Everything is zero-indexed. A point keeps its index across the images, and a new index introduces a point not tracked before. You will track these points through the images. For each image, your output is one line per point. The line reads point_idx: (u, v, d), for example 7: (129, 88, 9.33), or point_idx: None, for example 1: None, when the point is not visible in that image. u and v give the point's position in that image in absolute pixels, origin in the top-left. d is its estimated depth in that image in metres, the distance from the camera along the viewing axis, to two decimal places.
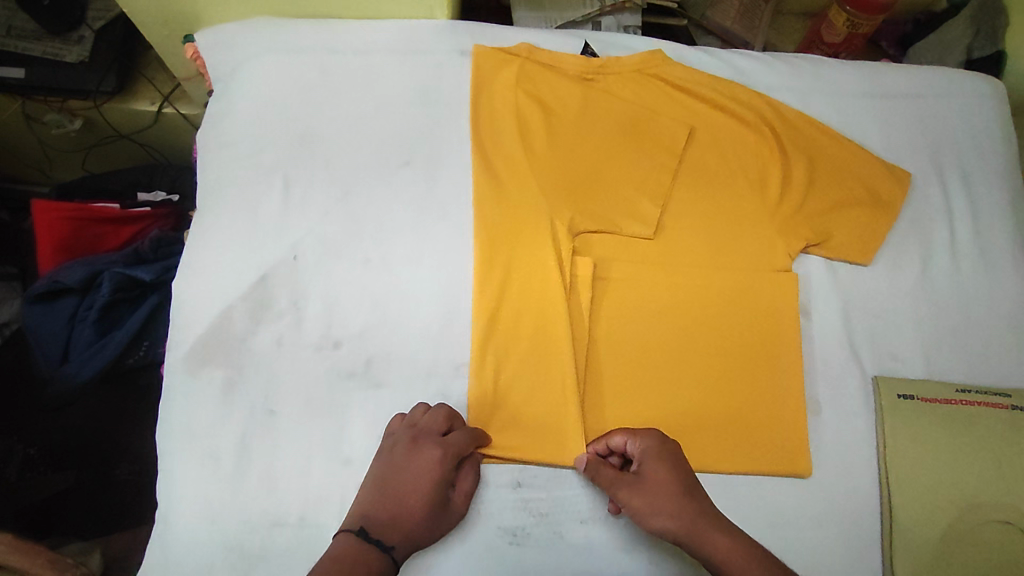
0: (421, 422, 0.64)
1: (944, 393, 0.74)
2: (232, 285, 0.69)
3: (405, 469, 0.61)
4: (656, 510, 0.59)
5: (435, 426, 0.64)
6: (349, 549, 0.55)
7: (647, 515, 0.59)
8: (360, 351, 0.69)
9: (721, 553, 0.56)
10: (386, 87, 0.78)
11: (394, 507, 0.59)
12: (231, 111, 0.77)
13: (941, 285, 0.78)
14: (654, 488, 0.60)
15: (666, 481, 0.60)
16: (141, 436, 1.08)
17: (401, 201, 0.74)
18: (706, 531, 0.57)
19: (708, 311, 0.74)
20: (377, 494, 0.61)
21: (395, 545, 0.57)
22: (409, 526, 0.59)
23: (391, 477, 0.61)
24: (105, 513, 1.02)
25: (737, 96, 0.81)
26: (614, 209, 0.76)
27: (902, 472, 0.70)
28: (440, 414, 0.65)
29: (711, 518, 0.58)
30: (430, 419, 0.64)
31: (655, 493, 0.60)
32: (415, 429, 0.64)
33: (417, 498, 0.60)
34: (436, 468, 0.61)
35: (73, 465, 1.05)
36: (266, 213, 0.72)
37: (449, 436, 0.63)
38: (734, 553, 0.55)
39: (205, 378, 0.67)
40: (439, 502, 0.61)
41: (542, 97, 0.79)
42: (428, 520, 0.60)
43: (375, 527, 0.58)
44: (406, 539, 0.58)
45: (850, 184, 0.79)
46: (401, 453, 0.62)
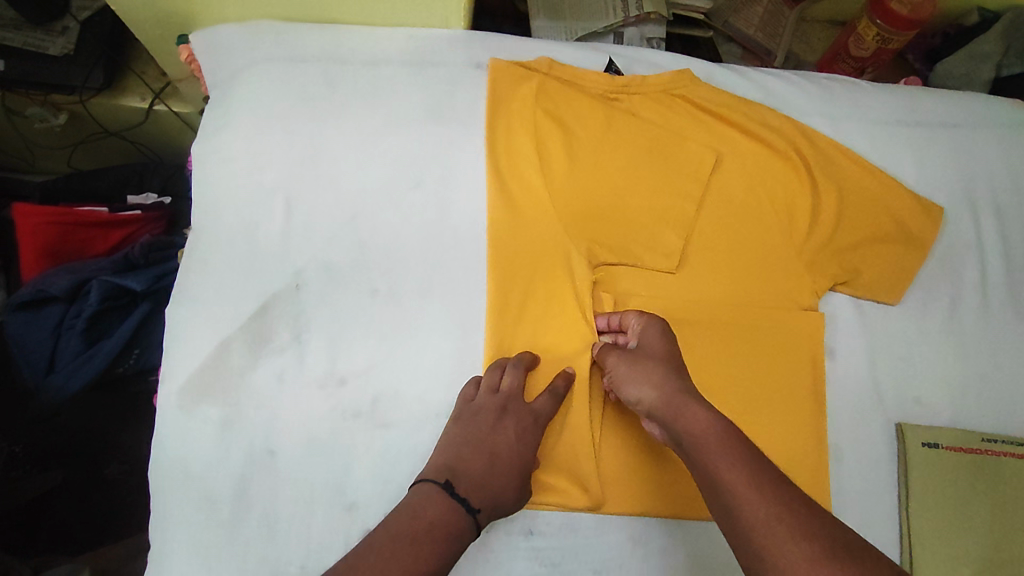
0: (502, 386, 0.64)
1: (969, 441, 0.71)
2: (231, 315, 0.65)
3: (494, 433, 0.61)
4: (641, 379, 0.58)
5: (518, 389, 0.64)
6: (435, 503, 0.55)
7: (630, 383, 0.59)
8: (366, 388, 0.65)
9: (694, 427, 0.53)
10: (397, 100, 0.73)
11: (483, 468, 0.59)
12: (230, 122, 0.72)
13: (970, 325, 0.76)
14: (648, 359, 0.60)
15: (662, 357, 0.59)
16: (132, 436, 1.00)
17: (412, 226, 0.70)
18: (687, 405, 0.54)
19: (730, 349, 0.71)
20: (458, 451, 0.61)
21: (481, 507, 0.57)
22: (499, 489, 0.59)
23: (478, 437, 0.61)
24: (96, 515, 0.96)
25: (768, 121, 0.77)
26: (636, 240, 0.72)
27: (924, 524, 0.68)
28: (519, 375, 0.64)
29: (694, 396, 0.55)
30: (513, 381, 0.64)
31: (646, 363, 0.59)
32: (501, 394, 0.63)
33: (507, 461, 0.61)
34: (525, 433, 0.63)
35: (60, 465, 0.96)
36: (267, 236, 0.68)
37: (536, 403, 0.64)
38: (705, 429, 0.52)
39: (201, 416, 0.63)
40: (527, 469, 0.62)
41: (562, 115, 0.74)
42: (517, 485, 0.61)
43: (462, 485, 0.58)
44: (491, 502, 0.58)
45: (883, 218, 0.75)
46: (489, 417, 0.62)
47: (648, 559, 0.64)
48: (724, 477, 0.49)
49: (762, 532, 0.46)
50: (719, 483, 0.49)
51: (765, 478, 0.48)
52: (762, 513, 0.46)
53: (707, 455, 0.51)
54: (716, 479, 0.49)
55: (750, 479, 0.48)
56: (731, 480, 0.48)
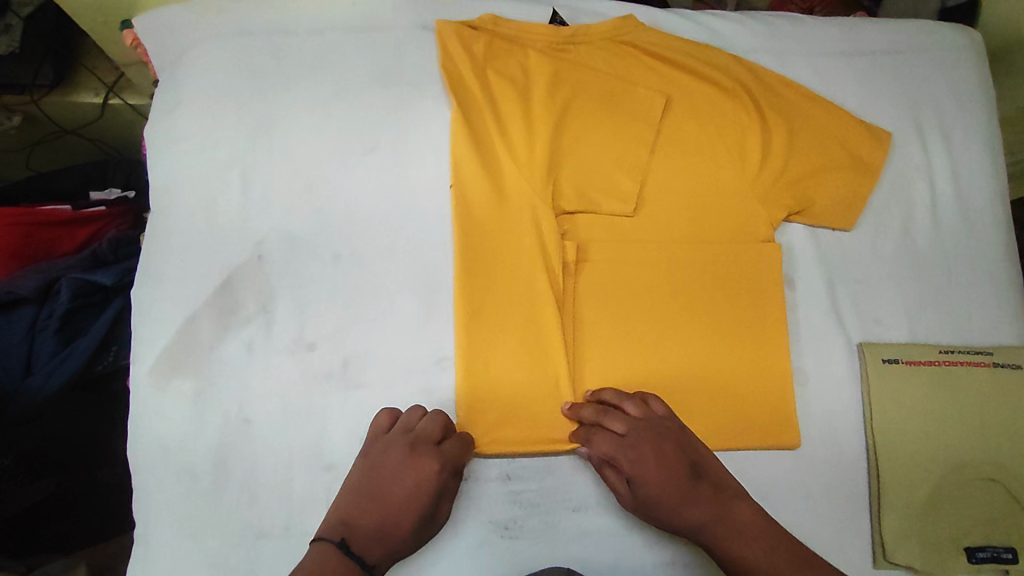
0: (417, 427, 0.62)
1: (928, 354, 0.74)
2: (195, 290, 0.66)
3: (397, 480, 0.59)
4: (661, 500, 0.61)
5: (433, 433, 0.62)
6: (330, 561, 0.53)
7: (649, 493, 0.61)
8: (336, 352, 0.66)
9: (745, 560, 0.57)
10: (345, 67, 0.73)
11: (383, 520, 0.57)
12: (178, 101, 0.72)
13: (922, 244, 0.78)
14: (663, 478, 0.61)
15: (664, 508, 0.61)
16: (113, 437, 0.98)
17: (370, 190, 0.70)
18: (727, 529, 0.59)
19: (693, 289, 0.73)
20: (360, 502, 0.58)
21: (377, 562, 0.55)
22: (391, 543, 0.57)
23: (383, 488, 0.59)
24: (88, 519, 0.95)
25: (715, 62, 0.79)
26: (594, 187, 0.73)
27: (888, 438, 0.71)
28: (438, 420, 0.63)
29: (728, 523, 0.59)
30: (430, 425, 0.62)
31: (664, 477, 0.61)
32: (412, 434, 0.61)
33: (405, 511, 0.58)
34: (428, 483, 0.59)
35: (49, 474, 0.93)
36: (225, 211, 0.68)
37: (445, 446, 0.61)
38: (754, 558, 0.57)
39: (174, 391, 0.64)
40: (424, 516, 0.59)
41: (511, 70, 0.75)
42: (415, 534, 0.59)
43: (357, 539, 0.55)
44: (388, 554, 0.57)
45: (830, 145, 0.77)
46: (396, 457, 0.60)
47: None
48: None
49: None
50: None
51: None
52: None
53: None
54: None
55: None
56: None
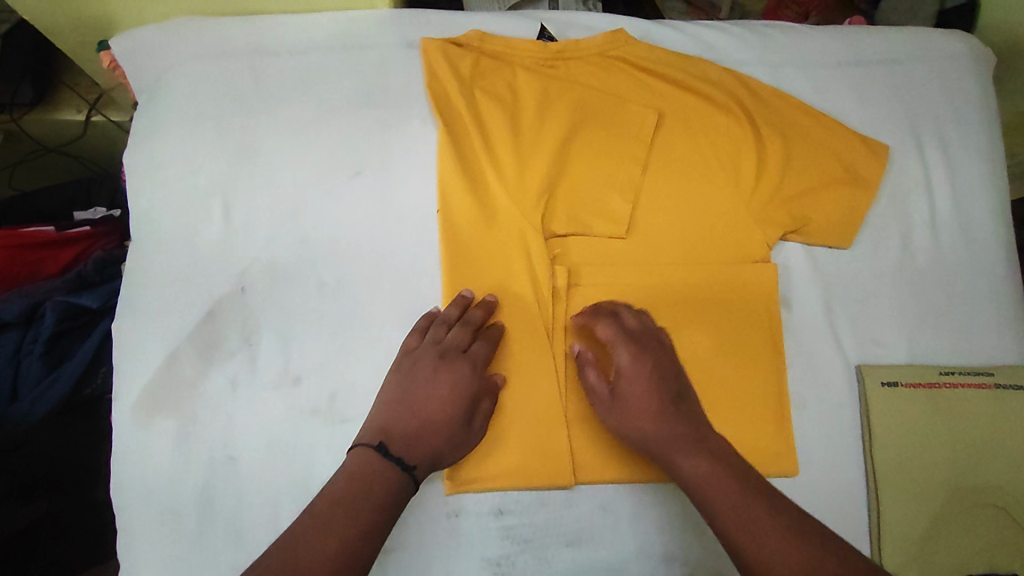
0: (446, 338, 0.63)
1: (927, 376, 0.72)
2: (177, 324, 0.64)
3: (429, 384, 0.60)
4: (639, 401, 0.60)
5: (461, 341, 0.63)
6: (370, 467, 0.54)
7: (630, 391, 0.61)
8: (323, 384, 0.64)
9: (700, 470, 0.55)
10: (328, 87, 0.71)
11: (419, 423, 0.58)
12: (157, 127, 0.70)
13: (922, 262, 0.76)
14: (643, 378, 0.61)
15: (641, 398, 0.60)
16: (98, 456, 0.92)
17: (355, 216, 0.68)
18: (696, 443, 0.57)
19: (687, 309, 0.71)
20: (394, 411, 0.59)
21: (417, 464, 0.56)
22: (431, 445, 0.58)
23: (416, 394, 0.60)
24: (79, 539, 0.91)
25: (708, 75, 0.76)
26: (584, 207, 0.72)
27: (889, 465, 0.70)
28: (466, 328, 0.63)
29: (698, 438, 0.57)
30: (459, 333, 0.63)
31: (648, 376, 0.61)
32: (440, 344, 0.62)
33: (440, 414, 0.59)
34: (461, 385, 0.60)
35: (44, 493, 0.85)
36: (206, 241, 0.67)
37: (474, 350, 0.63)
38: (707, 471, 0.55)
39: (158, 428, 0.63)
40: (463, 418, 0.60)
41: (499, 89, 0.73)
42: (454, 436, 0.59)
43: (396, 444, 0.56)
44: (428, 459, 0.57)
45: (827, 161, 0.75)
46: (424, 373, 0.61)
47: (621, 523, 0.65)
48: (748, 501, 0.52)
49: (775, 554, 0.48)
50: (743, 497, 0.52)
51: (782, 507, 0.51)
52: (773, 546, 0.48)
53: (714, 507, 0.53)
54: (725, 499, 0.52)
55: (776, 517, 0.50)
56: (754, 510, 0.51)
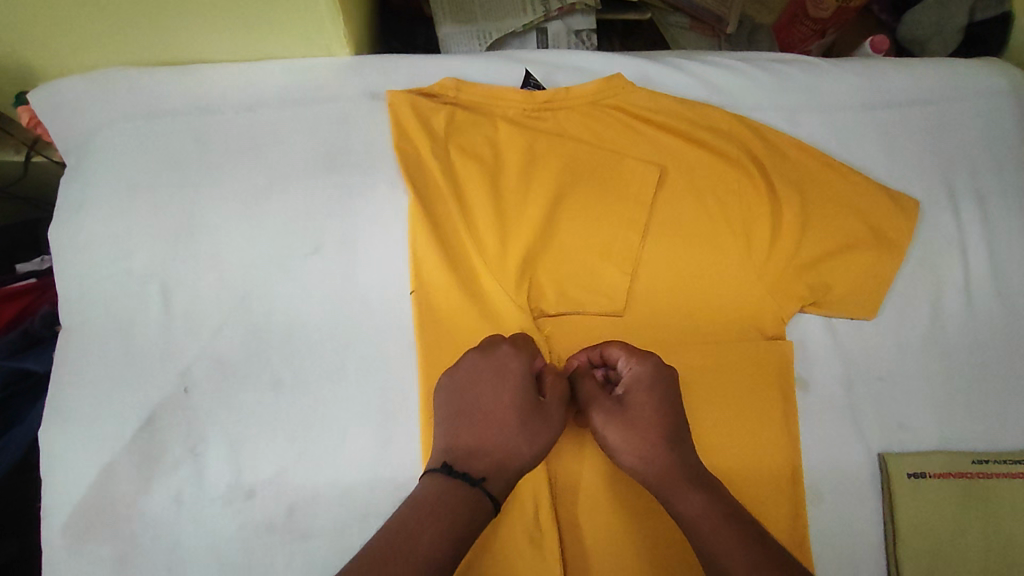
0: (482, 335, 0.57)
1: (959, 465, 0.65)
2: (111, 432, 0.56)
3: (476, 379, 0.53)
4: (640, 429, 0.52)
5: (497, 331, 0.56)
6: (433, 488, 0.47)
7: (635, 421, 0.53)
8: (279, 498, 0.57)
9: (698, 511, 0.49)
10: (280, 149, 0.62)
11: (481, 428, 0.51)
12: (84, 199, 0.61)
13: (953, 334, 0.68)
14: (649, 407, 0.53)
15: (651, 415, 0.53)
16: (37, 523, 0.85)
17: (314, 299, 0.60)
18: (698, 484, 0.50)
19: (691, 396, 0.63)
20: (453, 421, 0.52)
21: (487, 475, 0.49)
22: (501, 447, 0.50)
23: (470, 396, 0.52)
24: None
25: (715, 124, 0.68)
26: (577, 282, 0.64)
27: (913, 567, 0.63)
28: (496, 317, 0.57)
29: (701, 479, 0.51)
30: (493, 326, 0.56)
31: (656, 402, 0.54)
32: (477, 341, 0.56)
33: (498, 409, 0.51)
34: (511, 371, 0.53)
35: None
36: (144, 334, 0.58)
37: (516, 338, 0.56)
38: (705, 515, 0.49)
39: (91, 554, 0.55)
40: (530, 407, 0.52)
41: (478, 146, 0.63)
42: (529, 431, 0.51)
43: (459, 460, 0.50)
44: (500, 462, 0.49)
45: (851, 221, 0.66)
46: (468, 365, 0.54)
47: None
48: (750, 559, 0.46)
49: None
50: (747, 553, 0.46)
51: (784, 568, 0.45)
52: None
53: (710, 549, 0.47)
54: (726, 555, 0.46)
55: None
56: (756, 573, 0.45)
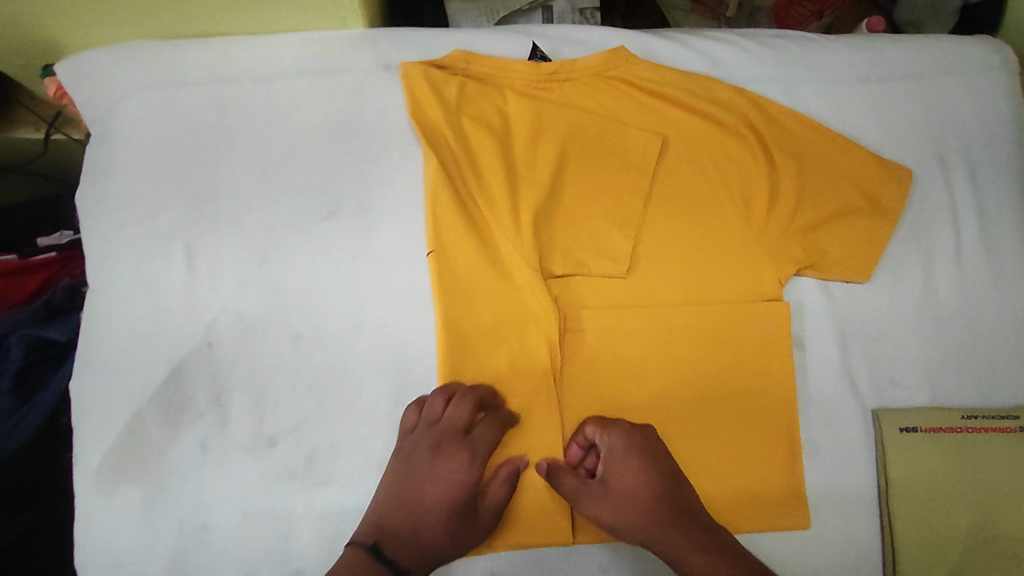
0: (443, 415, 0.59)
1: (949, 420, 0.68)
2: (138, 385, 0.59)
3: (428, 471, 0.59)
4: (631, 528, 0.59)
5: (458, 420, 0.59)
6: (357, 563, 0.54)
7: (624, 523, 0.60)
8: (301, 446, 0.60)
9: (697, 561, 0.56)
10: (298, 119, 0.65)
11: (412, 516, 0.57)
12: (110, 165, 0.63)
13: (944, 296, 0.71)
14: (624, 501, 0.60)
15: (634, 499, 0.60)
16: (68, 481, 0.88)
17: (331, 259, 0.63)
18: (686, 543, 0.58)
19: (693, 356, 0.66)
20: (391, 500, 0.58)
21: (409, 566, 0.55)
22: (425, 540, 0.57)
23: (413, 486, 0.58)
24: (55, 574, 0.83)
25: (716, 96, 0.70)
26: (585, 246, 0.66)
27: (907, 517, 0.65)
28: (464, 407, 0.59)
29: (690, 532, 0.58)
30: (456, 411, 0.59)
31: (636, 488, 0.61)
32: (438, 428, 0.59)
33: (438, 504, 0.58)
34: (461, 474, 0.59)
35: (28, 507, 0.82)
36: (169, 291, 0.61)
37: (475, 434, 0.60)
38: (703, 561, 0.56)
39: (123, 497, 0.58)
40: (468, 507, 0.58)
41: (489, 117, 0.66)
42: (451, 528, 0.58)
43: (388, 541, 0.56)
44: (421, 556, 0.56)
45: (846, 189, 0.69)
46: (422, 457, 0.59)
47: None
48: None
49: None
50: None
51: None
52: None
53: None
54: None
55: None
56: None
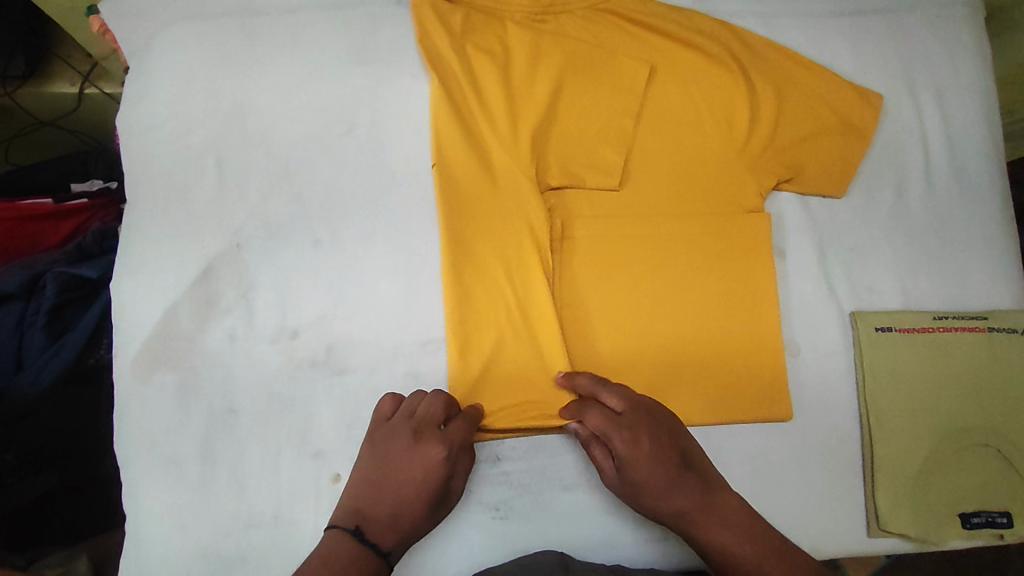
0: (420, 410, 0.61)
1: (922, 321, 0.73)
2: (173, 282, 0.65)
3: (407, 459, 0.57)
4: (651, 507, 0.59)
5: (434, 415, 0.60)
6: (344, 548, 0.52)
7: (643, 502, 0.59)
8: (321, 339, 0.65)
9: (720, 544, 0.56)
10: (317, 47, 0.71)
11: (393, 502, 0.56)
12: (147, 88, 0.70)
13: (916, 210, 0.76)
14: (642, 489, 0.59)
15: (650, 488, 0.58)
16: (100, 425, 0.89)
17: (349, 172, 0.69)
18: (707, 525, 0.57)
19: (680, 263, 0.72)
20: (369, 489, 0.57)
21: (392, 549, 0.54)
22: (407, 527, 0.56)
23: (388, 474, 0.57)
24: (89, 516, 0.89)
25: (700, 27, 0.76)
26: (579, 162, 0.72)
27: (884, 408, 0.70)
28: (439, 402, 0.61)
29: (711, 513, 0.57)
30: (432, 407, 0.61)
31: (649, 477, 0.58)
32: (415, 420, 0.60)
33: (414, 491, 0.56)
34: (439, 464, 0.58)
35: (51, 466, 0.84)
36: (202, 199, 0.67)
37: (450, 427, 0.60)
38: (726, 545, 0.55)
39: (158, 384, 0.64)
40: (442, 495, 0.58)
41: (490, 45, 0.73)
42: (428, 514, 0.57)
43: (372, 527, 0.54)
44: (403, 541, 0.55)
45: (820, 110, 0.75)
46: (401, 445, 0.58)
47: None
48: None
49: None
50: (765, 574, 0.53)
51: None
52: None
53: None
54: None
55: None
56: None
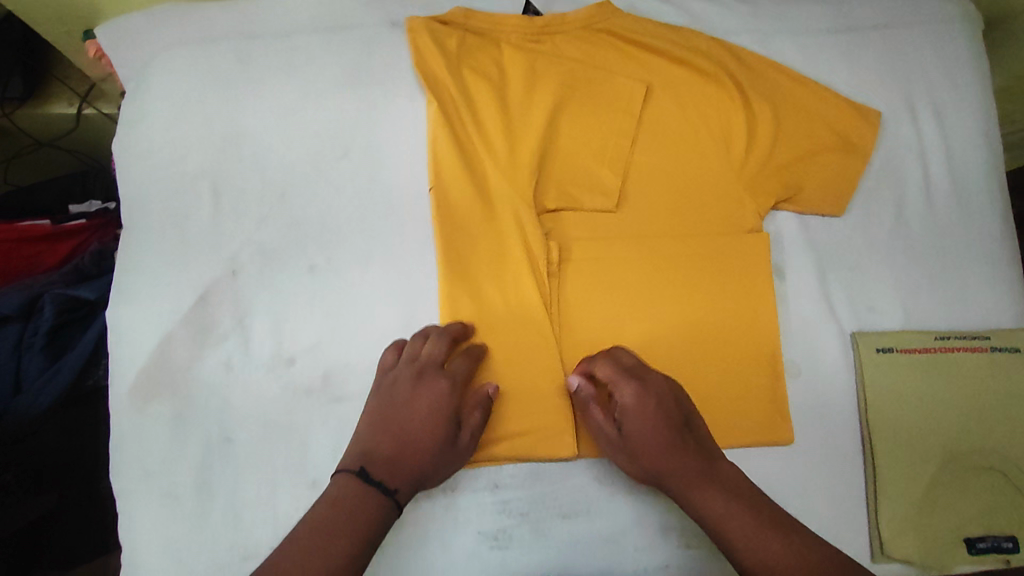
0: (422, 351, 0.63)
1: (923, 342, 0.72)
2: (169, 309, 0.65)
3: (412, 399, 0.60)
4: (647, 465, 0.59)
5: (435, 354, 0.62)
6: (350, 489, 0.54)
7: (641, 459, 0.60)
8: (317, 366, 0.65)
9: (715, 509, 0.56)
10: (312, 71, 0.71)
11: (398, 444, 0.58)
12: (143, 114, 0.70)
13: (916, 229, 0.75)
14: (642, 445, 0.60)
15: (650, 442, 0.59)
16: (99, 446, 0.88)
17: (344, 196, 0.68)
18: (705, 488, 0.57)
19: (679, 284, 0.71)
20: (375, 433, 0.59)
21: (400, 487, 0.56)
22: (415, 466, 0.57)
23: (393, 414, 0.59)
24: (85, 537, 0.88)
25: (696, 46, 0.75)
26: (576, 183, 0.72)
27: (885, 432, 0.69)
28: (442, 339, 0.63)
29: (708, 475, 0.58)
30: (434, 346, 0.62)
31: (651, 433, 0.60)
32: (418, 362, 0.62)
33: (419, 429, 0.59)
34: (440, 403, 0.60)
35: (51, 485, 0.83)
36: (197, 225, 0.67)
37: (452, 366, 0.62)
38: (719, 508, 0.56)
39: (154, 413, 0.63)
40: (450, 433, 0.60)
41: (485, 66, 0.72)
42: (436, 457, 0.59)
43: (378, 468, 0.56)
44: (412, 482, 0.57)
45: (819, 129, 0.74)
46: (405, 387, 0.61)
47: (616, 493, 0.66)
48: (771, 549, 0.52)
49: None
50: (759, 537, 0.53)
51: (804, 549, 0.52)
52: None
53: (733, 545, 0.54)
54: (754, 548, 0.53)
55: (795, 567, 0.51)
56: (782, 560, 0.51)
